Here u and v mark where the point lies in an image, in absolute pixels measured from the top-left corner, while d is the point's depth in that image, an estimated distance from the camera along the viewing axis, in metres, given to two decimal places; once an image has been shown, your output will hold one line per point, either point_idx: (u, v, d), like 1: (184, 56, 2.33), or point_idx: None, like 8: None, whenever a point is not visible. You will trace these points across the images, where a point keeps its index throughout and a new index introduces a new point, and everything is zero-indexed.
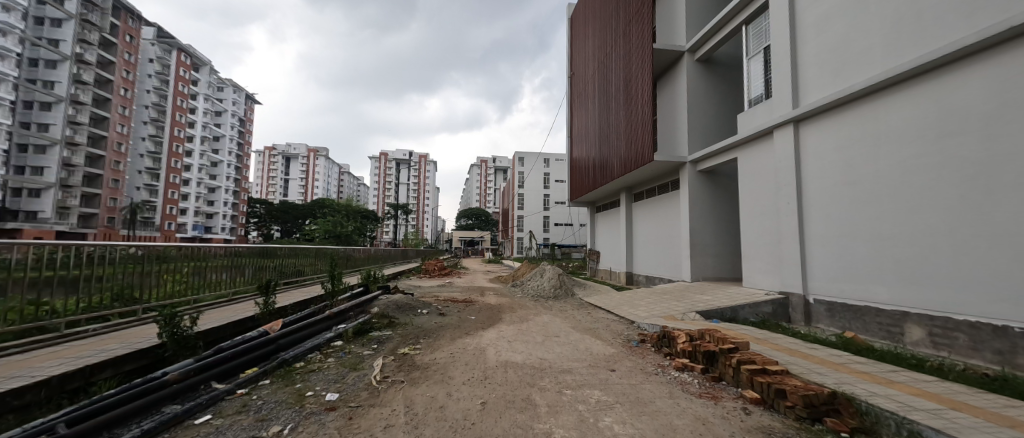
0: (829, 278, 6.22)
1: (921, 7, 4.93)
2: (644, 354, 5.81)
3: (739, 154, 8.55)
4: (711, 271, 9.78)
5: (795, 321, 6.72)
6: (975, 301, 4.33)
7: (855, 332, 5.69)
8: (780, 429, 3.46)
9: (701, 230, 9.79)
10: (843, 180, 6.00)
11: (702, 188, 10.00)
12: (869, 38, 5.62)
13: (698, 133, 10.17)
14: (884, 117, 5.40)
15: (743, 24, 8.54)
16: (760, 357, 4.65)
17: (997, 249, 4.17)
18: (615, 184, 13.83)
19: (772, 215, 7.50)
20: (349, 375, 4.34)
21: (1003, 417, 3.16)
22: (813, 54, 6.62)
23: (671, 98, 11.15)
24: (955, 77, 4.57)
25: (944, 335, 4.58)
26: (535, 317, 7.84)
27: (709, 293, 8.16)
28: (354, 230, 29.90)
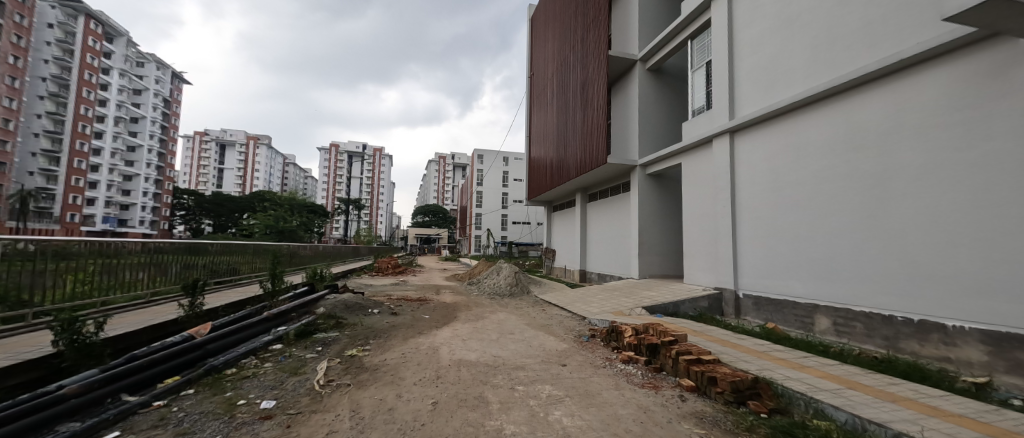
0: (756, 275, 6.88)
1: (835, 36, 5.61)
2: (593, 348, 6.05)
3: (683, 159, 9.17)
4: (657, 269, 10.42)
5: (727, 314, 7.35)
6: (870, 293, 5.04)
7: (776, 323, 6.35)
8: (711, 414, 3.78)
9: (648, 230, 10.38)
10: (770, 186, 6.66)
11: (651, 190, 10.60)
12: (793, 60, 6.28)
13: (647, 139, 10.77)
14: (804, 130, 6.07)
15: (689, 38, 9.16)
16: (696, 347, 5.04)
17: (888, 248, 4.87)
18: (571, 184, 14.24)
19: (711, 217, 8.14)
20: (289, 381, 4.06)
21: (886, 393, 3.71)
22: (747, 71, 7.26)
23: (624, 104, 11.69)
24: (860, 99, 5.26)
25: (846, 324, 5.29)
26: (491, 315, 7.87)
27: (654, 289, 8.68)
28: (300, 225, 27.91)
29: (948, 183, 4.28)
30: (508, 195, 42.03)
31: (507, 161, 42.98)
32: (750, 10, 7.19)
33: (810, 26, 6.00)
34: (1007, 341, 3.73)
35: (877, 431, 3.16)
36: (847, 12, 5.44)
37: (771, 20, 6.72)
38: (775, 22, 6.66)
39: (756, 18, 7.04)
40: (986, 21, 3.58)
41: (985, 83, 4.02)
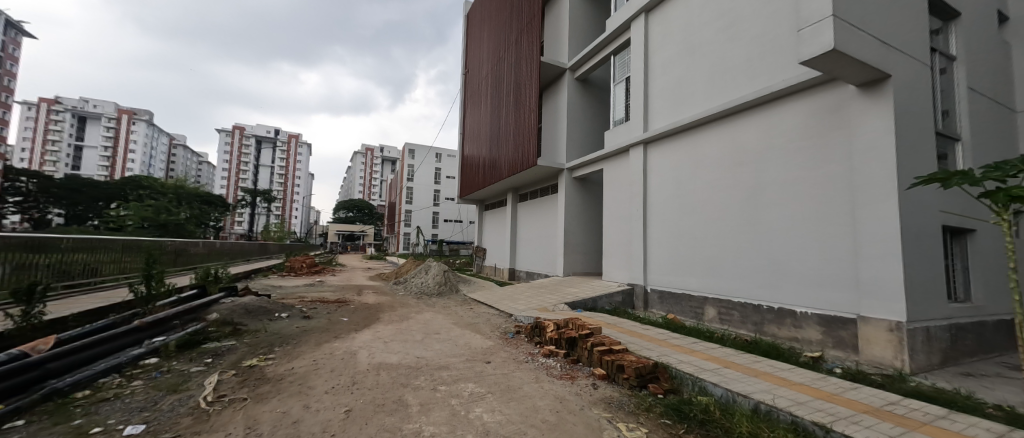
0: (661, 272, 7.71)
1: (725, 67, 6.56)
2: (517, 344, 6.24)
3: (604, 165, 9.88)
4: (580, 266, 11.12)
5: (637, 307, 8.13)
6: (745, 286, 6.01)
7: (676, 313, 7.20)
8: (618, 399, 4.16)
9: (573, 230, 11.02)
10: (674, 193, 7.52)
11: (576, 192, 11.26)
12: (694, 83, 7.17)
13: (574, 144, 11.41)
14: (701, 145, 6.99)
15: (612, 54, 9.93)
16: (609, 339, 5.50)
17: (759, 248, 5.86)
18: (503, 184, 14.45)
19: (626, 219, 8.91)
20: (165, 400, 3.47)
21: (753, 369, 4.46)
22: (658, 89, 8.11)
23: (554, 110, 12.22)
24: (742, 122, 6.24)
25: (727, 313, 6.23)
26: (416, 315, 7.64)
27: (576, 286, 9.24)
28: (194, 218, 24.11)
29: (802, 196, 5.30)
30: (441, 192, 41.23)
31: (439, 157, 42.08)
32: (662, 35, 8.05)
33: (707, 56, 6.92)
34: (836, 323, 4.83)
35: (744, 401, 3.79)
36: (735, 47, 6.39)
37: (677, 46, 7.60)
38: (681, 48, 7.52)
39: (666, 43, 7.89)
40: (829, 68, 4.51)
41: (828, 116, 5.07)
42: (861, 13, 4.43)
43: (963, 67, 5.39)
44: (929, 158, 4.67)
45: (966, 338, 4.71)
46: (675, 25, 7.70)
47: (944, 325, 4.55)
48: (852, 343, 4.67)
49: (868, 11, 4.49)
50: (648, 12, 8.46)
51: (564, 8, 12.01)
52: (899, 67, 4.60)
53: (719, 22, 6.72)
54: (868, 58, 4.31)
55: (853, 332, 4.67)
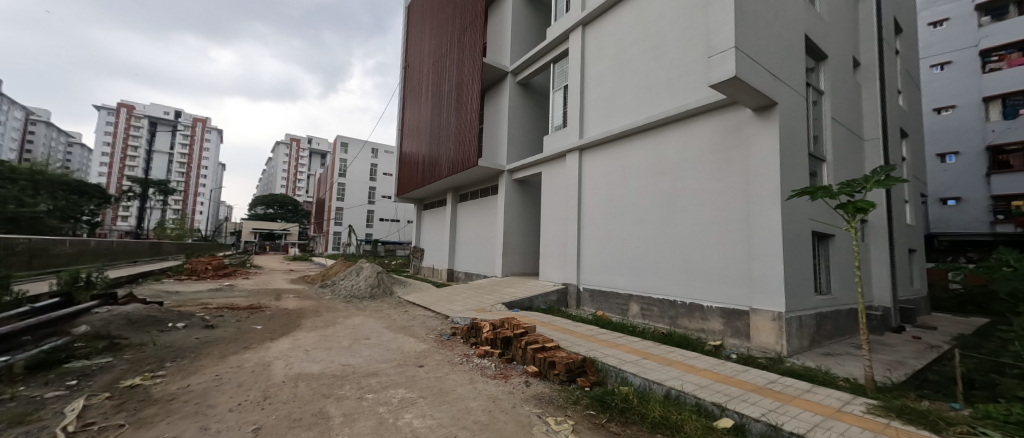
0: (592, 272, 8.17)
1: (650, 84, 7.17)
2: (452, 346, 6.16)
3: (542, 169, 10.20)
4: (518, 267, 11.36)
5: (571, 305, 8.51)
6: (663, 284, 6.62)
7: (604, 310, 7.69)
8: (549, 394, 4.31)
9: (512, 231, 11.22)
10: (605, 197, 8.02)
11: (515, 194, 11.46)
12: (624, 96, 7.73)
13: (515, 147, 11.62)
14: (630, 155, 7.53)
15: (551, 62, 10.30)
16: (542, 337, 5.68)
17: (675, 249, 6.50)
18: (442, 184, 14.19)
19: (561, 221, 9.29)
20: (4, 435, 2.79)
21: (667, 359, 4.93)
22: (593, 99, 8.59)
23: (496, 111, 12.31)
24: (663, 135, 6.89)
25: (648, 308, 6.81)
26: (343, 320, 7.15)
27: (514, 286, 9.41)
28: (47, 213, 19.43)
29: (710, 203, 6.01)
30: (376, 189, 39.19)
31: (376, 153, 39.97)
32: (597, 49, 8.55)
33: (635, 72, 7.51)
34: (735, 315, 5.56)
35: (658, 388, 4.17)
36: (658, 67, 7.03)
37: (610, 60, 8.13)
38: (613, 63, 8.06)
39: (601, 56, 8.40)
40: (731, 92, 5.15)
41: (731, 134, 5.82)
42: (756, 48, 5.17)
43: (828, 101, 6.55)
44: (803, 174, 5.60)
45: (827, 323, 5.73)
46: (608, 41, 8.23)
47: (812, 313, 5.49)
48: (746, 331, 5.42)
49: (762, 47, 5.26)
50: (585, 26, 8.94)
51: (507, 12, 12.20)
52: (783, 97, 5.45)
53: (646, 42, 7.33)
54: (760, 87, 5.04)
55: (747, 322, 5.42)
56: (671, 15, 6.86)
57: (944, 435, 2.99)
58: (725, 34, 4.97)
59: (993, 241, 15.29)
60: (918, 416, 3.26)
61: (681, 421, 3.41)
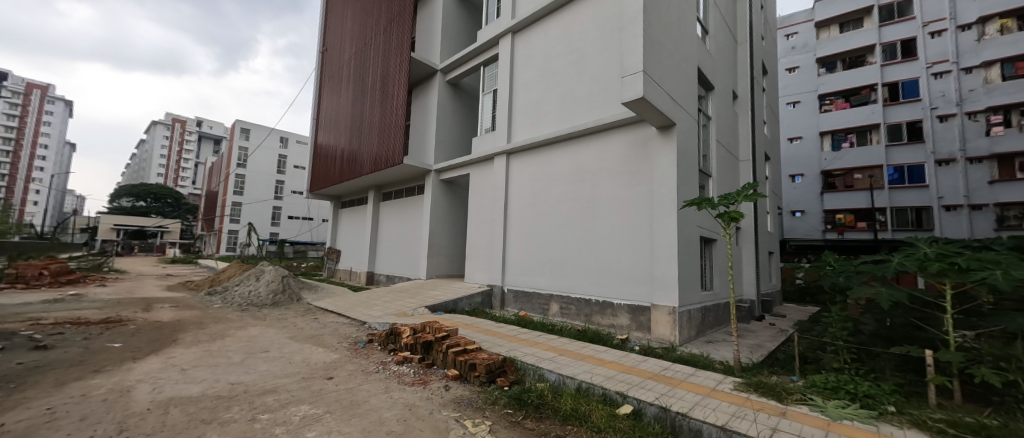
0: (516, 273, 8.38)
1: (572, 96, 7.64)
2: (368, 354, 5.79)
3: (471, 170, 10.17)
4: (443, 269, 11.17)
5: (495, 306, 8.62)
6: (580, 283, 7.09)
7: (527, 310, 7.95)
8: (468, 397, 4.30)
9: (437, 232, 10.98)
10: (530, 201, 8.30)
11: (442, 195, 11.25)
12: (549, 106, 8.11)
13: (443, 147, 11.43)
14: (554, 161, 7.91)
15: (482, 65, 10.36)
16: (464, 339, 5.65)
17: (590, 251, 7.00)
18: (364, 181, 13.30)
19: (488, 223, 9.37)
20: None
21: (580, 354, 5.29)
22: (520, 105, 8.84)
23: (424, 109, 11.94)
24: (583, 145, 7.38)
25: (567, 307, 7.22)
26: (235, 332, 6.24)
27: (438, 288, 9.22)
28: None
29: (621, 209, 6.62)
30: (284, 184, 35.09)
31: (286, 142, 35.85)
32: (525, 58, 8.83)
33: (560, 84, 7.93)
34: (639, 310, 6.21)
35: (571, 382, 4.44)
36: (580, 81, 7.53)
37: (537, 69, 8.47)
38: (540, 73, 8.41)
39: (529, 65, 8.70)
40: (640, 111, 5.74)
41: (640, 149, 6.49)
42: (659, 74, 5.86)
43: (714, 125, 7.71)
44: (693, 187, 6.52)
45: (710, 315, 6.70)
46: (536, 51, 8.57)
47: (698, 307, 6.38)
48: (648, 324, 6.08)
49: (664, 73, 5.97)
50: (514, 34, 9.18)
51: (438, 9, 11.97)
52: (680, 119, 6.27)
53: (569, 57, 7.80)
54: (662, 108, 5.73)
55: (649, 316, 6.08)
56: (591, 35, 7.41)
57: (785, 403, 3.72)
58: (635, 58, 5.52)
59: (826, 245, 19.17)
60: (768, 389, 4.00)
61: (589, 411, 3.68)
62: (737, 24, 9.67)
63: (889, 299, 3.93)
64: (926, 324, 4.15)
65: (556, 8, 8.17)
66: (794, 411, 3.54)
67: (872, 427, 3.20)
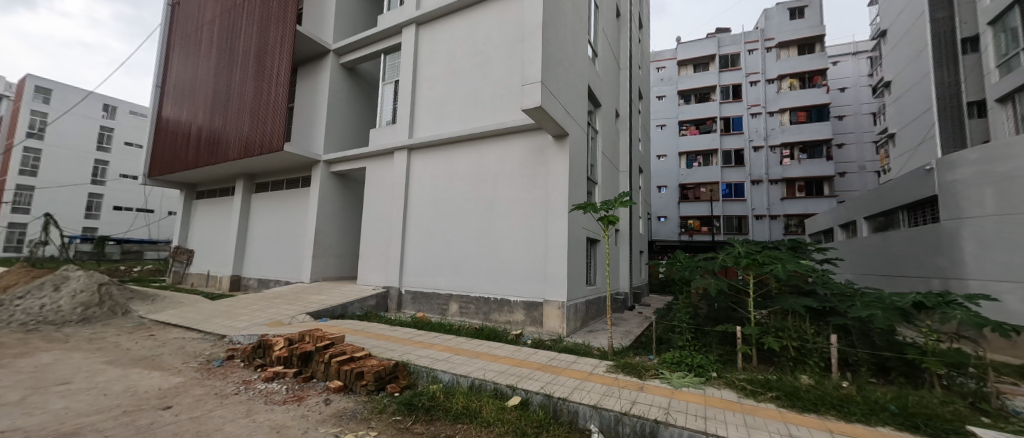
0: (415, 274, 8.06)
1: (476, 97, 7.72)
2: (226, 373, 4.87)
3: (367, 164, 9.43)
4: (331, 271, 10.12)
5: (390, 309, 8.15)
6: (479, 282, 7.20)
7: (425, 312, 7.72)
8: (352, 409, 3.94)
9: (325, 230, 9.90)
10: (432, 201, 8.07)
11: (332, 189, 10.19)
12: (454, 104, 8.03)
13: (334, 136, 10.36)
14: (457, 161, 7.85)
15: (383, 52, 9.71)
16: (351, 346, 5.19)
17: (490, 250, 7.17)
18: (229, 168, 11.19)
19: (386, 221, 8.79)
20: None
21: (476, 352, 5.36)
22: (424, 100, 8.55)
23: (311, 91, 10.59)
24: (486, 147, 7.51)
25: (466, 306, 7.26)
26: (10, 361, 4.57)
27: (323, 293, 8.29)
28: None
29: (519, 211, 6.95)
30: (109, 165, 27.18)
31: (112, 112, 27.87)
32: (430, 52, 8.58)
33: (464, 83, 7.94)
34: (533, 306, 6.60)
35: (464, 381, 4.45)
36: (485, 84, 7.65)
37: (442, 66, 8.32)
38: (445, 70, 8.27)
39: (433, 61, 8.48)
40: (538, 119, 6.11)
41: (538, 155, 6.91)
42: (555, 87, 6.32)
43: (600, 139, 8.69)
44: (582, 192, 7.23)
45: (593, 307, 7.53)
46: (441, 47, 8.40)
47: (583, 301, 7.08)
48: (540, 319, 6.51)
49: (559, 86, 6.48)
50: (419, 25, 8.84)
51: None
52: (572, 130, 6.88)
53: (474, 58, 7.87)
54: (557, 119, 6.19)
55: (542, 311, 6.52)
56: (496, 40, 7.60)
57: (643, 378, 4.40)
58: (534, 69, 5.84)
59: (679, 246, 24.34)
60: (632, 368, 4.66)
61: (479, 407, 3.75)
62: (621, 51, 11.09)
63: (716, 288, 4.97)
64: (738, 306, 5.37)
65: (462, 7, 8.15)
66: (649, 385, 4.20)
67: (701, 391, 4.00)
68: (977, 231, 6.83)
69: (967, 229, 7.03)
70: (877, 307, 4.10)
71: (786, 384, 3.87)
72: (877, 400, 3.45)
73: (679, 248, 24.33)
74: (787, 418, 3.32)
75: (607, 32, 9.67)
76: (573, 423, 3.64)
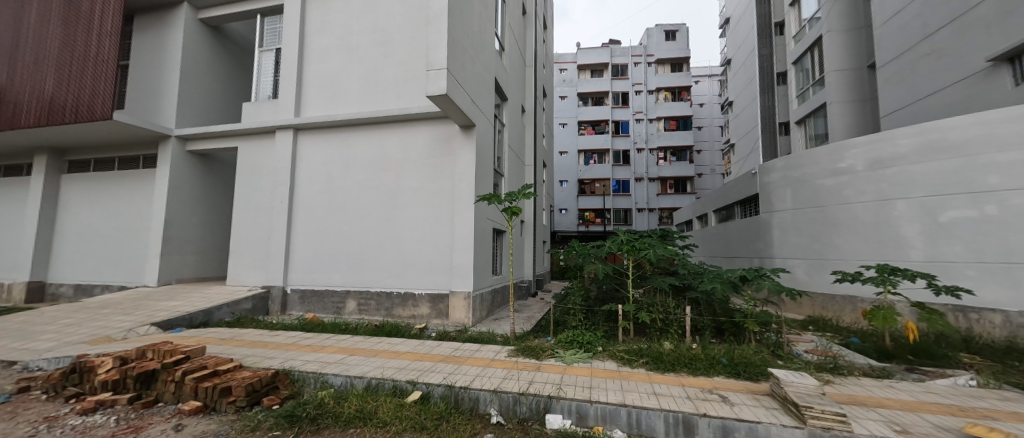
0: (304, 270, 7.18)
1: (376, 78, 7.16)
2: (14, 412, 3.60)
3: (240, 143, 7.99)
4: (190, 271, 8.37)
5: (272, 312, 7.13)
6: (381, 277, 6.79)
7: (316, 312, 6.96)
8: (214, 432, 3.29)
9: (180, 221, 8.12)
10: (325, 189, 7.25)
11: (190, 172, 8.41)
12: (351, 83, 7.30)
13: (191, 107, 8.54)
14: (355, 146, 7.19)
15: (258, 13, 8.28)
16: (214, 358, 4.34)
17: (392, 242, 6.80)
18: (21, 138, 8.29)
19: (266, 212, 7.60)
20: None
21: (375, 350, 5.04)
22: (314, 75, 7.57)
23: (154, 46, 8.43)
24: (388, 133, 7.05)
25: (365, 303, 6.77)
26: None
27: (177, 298, 6.82)
28: None
29: (424, 201, 6.74)
30: None
31: None
32: (320, 19, 7.62)
33: (361, 61, 7.28)
34: (438, 298, 6.49)
35: (359, 382, 4.11)
36: (386, 65, 7.15)
37: (336, 39, 7.48)
38: (339, 43, 7.45)
39: (323, 31, 7.56)
40: (444, 107, 5.95)
41: (444, 144, 6.77)
42: (462, 76, 6.23)
43: (507, 132, 8.90)
44: (488, 184, 7.33)
45: (498, 295, 7.75)
46: (333, 17, 7.53)
47: (488, 290, 7.24)
48: (446, 311, 6.44)
49: (465, 75, 6.40)
50: None
51: None
52: (479, 121, 6.90)
53: (373, 35, 7.27)
54: (464, 109, 6.13)
55: (447, 302, 6.45)
56: (398, 20, 7.15)
57: (540, 359, 4.71)
58: (439, 54, 5.65)
59: (578, 236, 26.63)
60: (531, 350, 4.94)
61: (375, 407, 3.52)
62: (527, 48, 11.49)
63: (603, 271, 5.60)
64: (621, 287, 6.11)
65: None
66: (545, 364, 4.52)
67: (589, 365, 4.47)
68: (782, 221, 9.02)
69: (776, 220, 9.23)
70: (717, 281, 5.11)
71: (654, 350, 4.57)
72: (714, 356, 4.32)
73: (575, 237, 26.51)
74: (652, 379, 3.93)
75: (513, 28, 9.90)
76: (473, 409, 3.68)
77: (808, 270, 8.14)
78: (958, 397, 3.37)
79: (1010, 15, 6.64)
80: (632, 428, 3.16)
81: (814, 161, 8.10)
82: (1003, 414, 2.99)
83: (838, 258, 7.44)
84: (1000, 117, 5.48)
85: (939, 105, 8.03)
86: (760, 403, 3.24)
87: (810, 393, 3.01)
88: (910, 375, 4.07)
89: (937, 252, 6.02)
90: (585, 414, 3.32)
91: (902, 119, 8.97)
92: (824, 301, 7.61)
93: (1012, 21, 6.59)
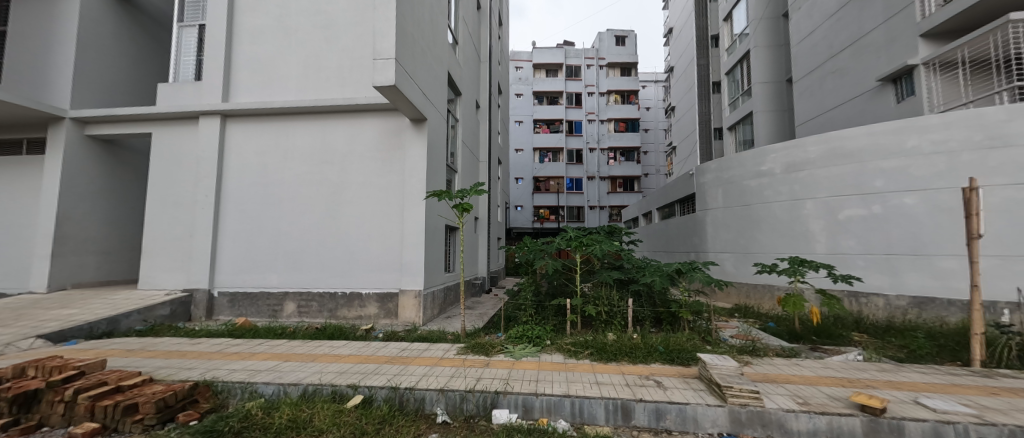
0: (235, 271, 6.57)
1: (317, 65, 6.70)
2: None
3: (154, 130, 7.10)
4: (90, 274, 7.30)
5: (195, 318, 6.44)
6: (325, 278, 6.39)
7: (248, 316, 6.41)
8: None
9: (78, 217, 7.06)
10: (260, 181, 6.67)
11: (89, 160, 7.32)
12: (288, 67, 6.76)
13: (89, 85, 7.43)
14: (294, 136, 6.68)
15: None
16: (117, 373, 3.80)
17: (337, 239, 6.43)
18: None
19: (188, 206, 6.84)
20: None
21: (313, 355, 4.73)
22: (244, 57, 6.91)
23: (39, 11, 7.18)
24: (331, 123, 6.64)
25: (306, 304, 6.36)
26: None
27: (71, 306, 5.89)
28: None
29: (372, 196, 6.44)
30: None
31: None
32: None
33: (299, 45, 6.78)
34: (387, 297, 6.26)
35: (293, 390, 3.82)
36: (328, 51, 6.71)
37: (269, 20, 6.88)
38: (273, 24, 6.87)
39: (254, 10, 6.92)
40: (392, 99, 5.70)
41: (393, 137, 6.51)
42: (412, 69, 6.00)
43: (460, 128, 8.77)
44: (440, 179, 7.17)
45: (449, 293, 7.64)
46: None
47: (440, 287, 7.11)
48: (395, 310, 6.24)
49: (416, 67, 6.20)
50: None
51: None
52: (430, 115, 6.71)
53: (312, 18, 6.79)
54: (414, 102, 5.93)
55: (397, 302, 6.24)
56: (341, 4, 6.75)
57: (490, 355, 4.72)
58: (387, 43, 5.40)
59: (533, 233, 27.07)
60: (481, 347, 4.93)
61: (312, 415, 3.31)
62: (481, 43, 11.40)
63: (553, 267, 5.72)
64: (570, 282, 6.29)
65: None
66: (494, 360, 4.53)
67: (538, 358, 4.55)
68: (714, 219, 9.82)
69: (710, 217, 10.02)
70: (656, 274, 5.44)
71: (599, 342, 4.76)
72: (652, 344, 4.61)
73: (529, 234, 26.98)
74: (596, 369, 4.09)
75: (467, 21, 9.76)
76: (419, 410, 3.59)
77: (735, 262, 8.96)
78: (849, 370, 3.91)
79: (894, 41, 7.73)
80: (575, 417, 3.26)
81: (741, 164, 8.89)
82: (882, 382, 3.50)
83: (761, 252, 8.25)
84: (885, 129, 6.38)
85: (840, 117, 9.20)
86: (689, 385, 3.50)
87: (732, 373, 3.31)
88: (814, 354, 4.63)
89: (837, 246, 6.90)
90: (531, 407, 3.37)
91: (813, 128, 10.14)
92: (748, 291, 8.42)
93: (895, 47, 7.69)
